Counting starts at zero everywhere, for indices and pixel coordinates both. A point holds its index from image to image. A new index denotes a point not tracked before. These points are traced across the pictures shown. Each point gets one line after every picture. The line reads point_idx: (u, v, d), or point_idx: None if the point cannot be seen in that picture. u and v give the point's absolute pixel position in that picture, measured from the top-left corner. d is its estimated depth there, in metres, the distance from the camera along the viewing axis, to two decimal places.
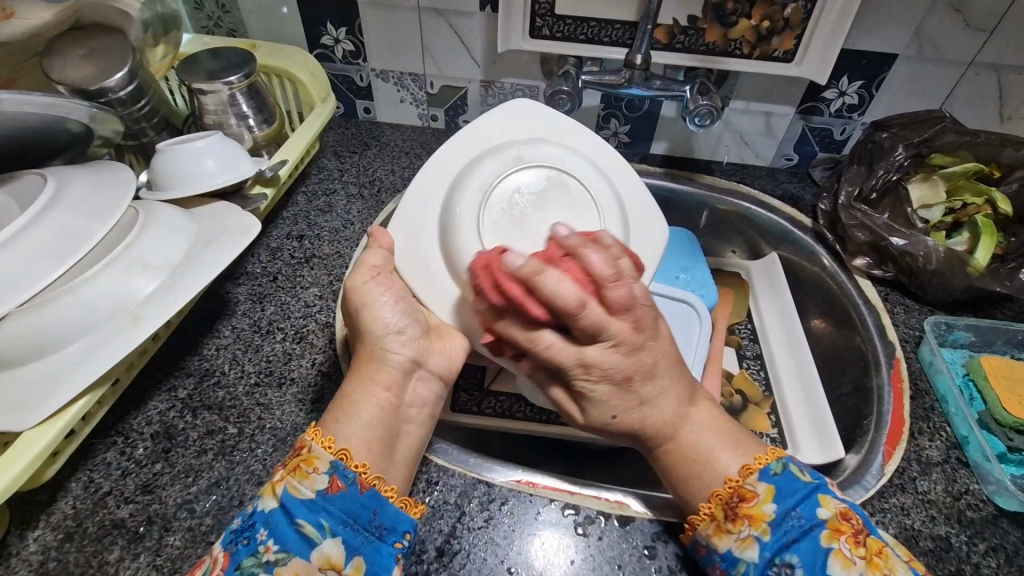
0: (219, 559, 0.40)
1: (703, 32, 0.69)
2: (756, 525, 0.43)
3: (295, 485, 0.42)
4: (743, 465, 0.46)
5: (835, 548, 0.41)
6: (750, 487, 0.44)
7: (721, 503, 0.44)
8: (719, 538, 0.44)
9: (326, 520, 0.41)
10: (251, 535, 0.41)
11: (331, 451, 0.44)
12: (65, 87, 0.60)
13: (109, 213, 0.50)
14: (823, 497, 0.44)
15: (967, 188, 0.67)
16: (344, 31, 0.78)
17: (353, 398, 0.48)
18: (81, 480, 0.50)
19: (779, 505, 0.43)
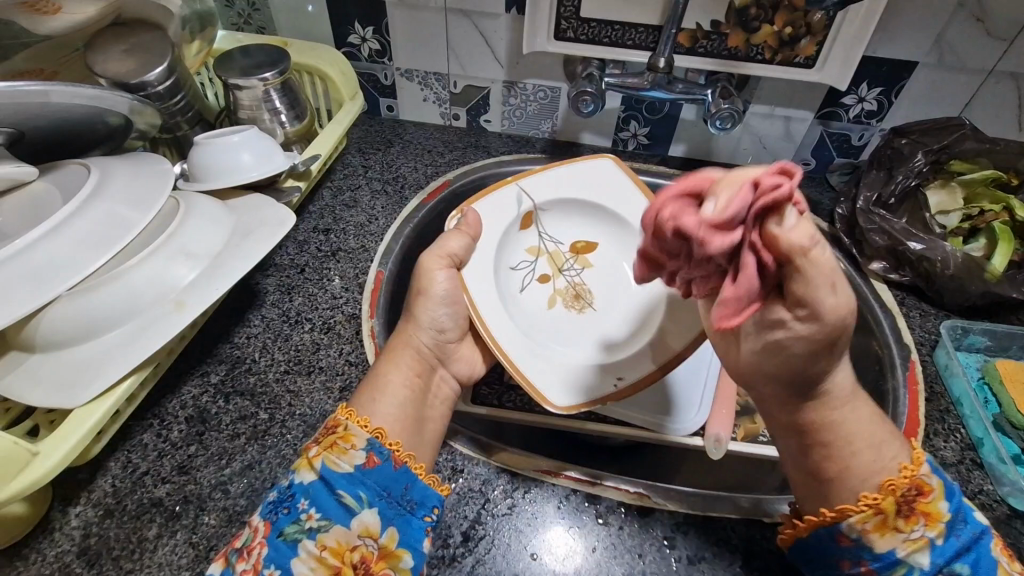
0: (259, 529, 0.42)
1: (726, 37, 0.71)
2: (932, 525, 0.42)
3: (333, 459, 0.44)
4: (912, 455, 0.44)
5: (999, 556, 0.42)
6: (926, 481, 0.43)
7: (897, 496, 0.42)
8: (883, 535, 0.42)
9: (363, 492, 0.43)
10: (291, 504, 0.43)
11: (367, 429, 0.46)
12: (107, 80, 0.62)
13: (151, 204, 0.51)
14: (972, 500, 0.44)
15: (985, 196, 0.68)
16: (371, 30, 0.80)
17: (387, 377, 0.52)
18: (120, 460, 0.52)
19: (951, 505, 0.42)
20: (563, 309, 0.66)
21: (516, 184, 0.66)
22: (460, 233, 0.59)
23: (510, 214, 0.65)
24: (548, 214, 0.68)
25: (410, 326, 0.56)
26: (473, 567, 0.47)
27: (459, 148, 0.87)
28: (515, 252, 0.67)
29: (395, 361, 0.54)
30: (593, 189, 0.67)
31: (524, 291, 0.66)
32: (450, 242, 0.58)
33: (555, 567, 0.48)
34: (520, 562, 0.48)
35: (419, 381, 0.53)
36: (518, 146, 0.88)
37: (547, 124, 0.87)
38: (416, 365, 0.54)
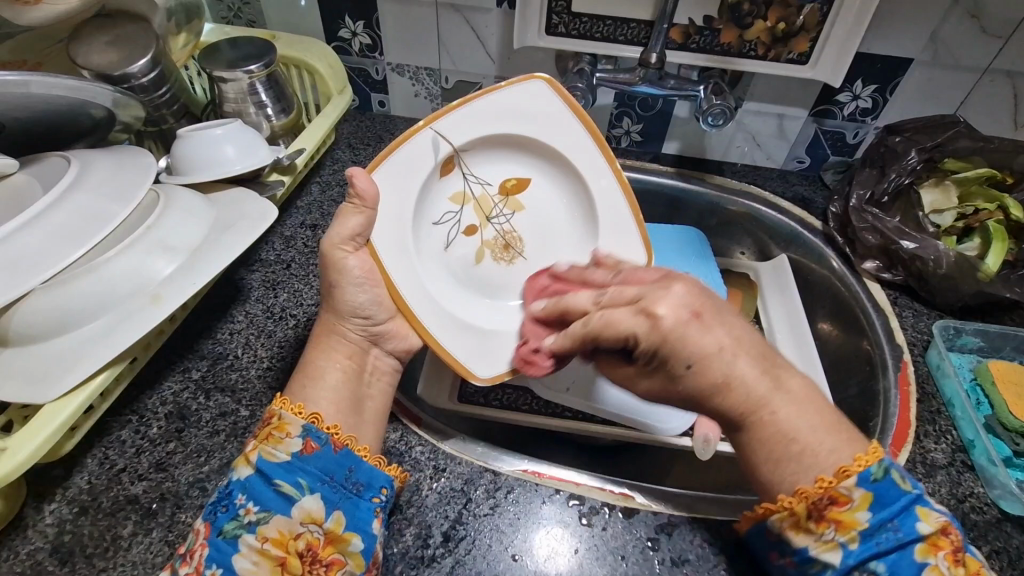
0: (200, 530, 0.42)
1: (719, 33, 0.70)
2: (844, 531, 0.40)
3: (269, 450, 0.44)
4: (840, 466, 0.41)
5: (931, 564, 0.38)
6: (844, 491, 0.40)
7: (805, 503, 0.41)
8: (796, 534, 0.42)
9: (303, 479, 0.44)
10: (229, 502, 0.43)
11: (302, 416, 0.46)
12: (90, 72, 0.61)
13: (130, 196, 0.51)
14: (923, 509, 0.40)
15: (978, 194, 0.67)
16: (361, 24, 0.79)
17: (318, 363, 0.51)
18: (97, 456, 0.51)
19: (875, 515, 0.40)
20: (491, 261, 0.64)
21: (430, 127, 0.55)
22: (357, 209, 0.50)
23: (427, 166, 0.56)
24: (469, 153, 0.60)
25: (330, 313, 0.53)
26: (453, 568, 0.47)
27: None
28: (438, 203, 0.61)
29: (325, 347, 0.53)
30: (519, 116, 0.58)
31: (450, 246, 0.62)
32: (349, 221, 0.51)
33: (536, 567, 0.47)
34: (501, 563, 0.47)
35: (354, 365, 0.52)
36: None
37: None
38: (349, 348, 0.53)
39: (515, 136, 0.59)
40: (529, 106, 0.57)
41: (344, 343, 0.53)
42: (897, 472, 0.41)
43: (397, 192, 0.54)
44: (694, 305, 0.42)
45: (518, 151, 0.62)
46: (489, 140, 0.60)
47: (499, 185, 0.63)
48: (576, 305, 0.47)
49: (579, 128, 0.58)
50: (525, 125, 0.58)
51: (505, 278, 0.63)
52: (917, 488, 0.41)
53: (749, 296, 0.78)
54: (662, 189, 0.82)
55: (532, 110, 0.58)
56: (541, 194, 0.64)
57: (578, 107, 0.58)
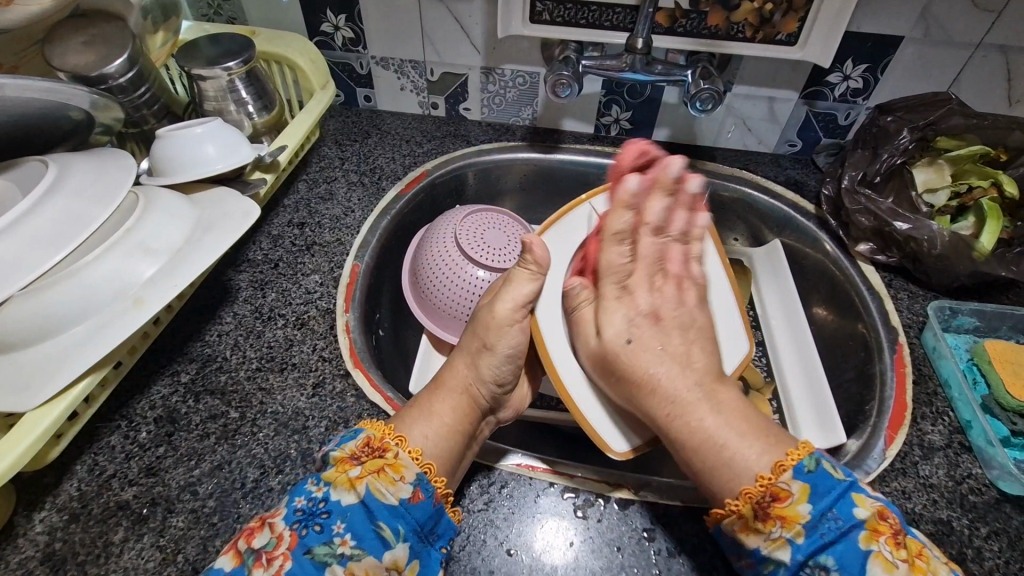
0: (285, 538, 0.42)
1: (706, 15, 0.69)
2: (790, 526, 0.41)
3: (379, 487, 0.43)
4: (775, 462, 0.43)
5: (874, 550, 0.40)
6: (783, 486, 0.42)
7: (750, 502, 0.42)
8: (747, 535, 0.43)
9: (401, 526, 0.43)
10: (324, 522, 0.42)
11: (418, 463, 0.45)
12: (65, 73, 0.60)
13: (111, 199, 0.50)
14: (858, 495, 0.42)
15: (972, 171, 0.66)
16: (343, 18, 0.78)
17: (434, 407, 0.51)
18: (86, 463, 0.51)
19: (817, 505, 0.41)
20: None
21: (590, 202, 0.62)
22: (529, 273, 0.53)
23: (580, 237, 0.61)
24: None
25: (472, 375, 0.54)
26: (447, 565, 0.46)
27: (438, 138, 0.85)
28: None
29: (451, 403, 0.52)
30: None
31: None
32: (521, 285, 0.53)
33: (532, 561, 0.47)
34: (496, 558, 0.47)
35: (471, 427, 0.51)
36: (499, 134, 0.86)
37: (528, 111, 0.85)
38: (472, 415, 0.52)
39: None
40: None
41: (465, 401, 0.52)
42: (828, 463, 0.43)
43: (559, 249, 0.60)
44: (659, 308, 0.53)
45: None
46: None
47: None
48: (647, 213, 0.54)
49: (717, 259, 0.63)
50: None
51: None
52: (850, 476, 0.43)
53: (743, 283, 0.78)
54: None
55: None
56: None
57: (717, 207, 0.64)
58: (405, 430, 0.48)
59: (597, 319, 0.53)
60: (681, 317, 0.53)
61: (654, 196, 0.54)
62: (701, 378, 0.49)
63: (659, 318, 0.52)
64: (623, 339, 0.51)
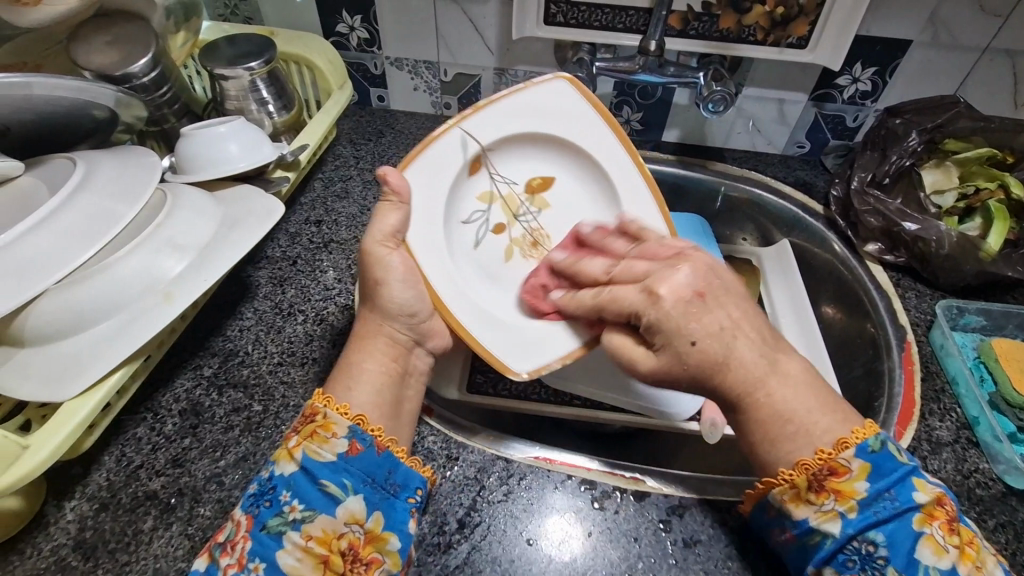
0: (242, 522, 0.43)
1: (717, 19, 0.70)
2: (843, 501, 0.42)
3: (314, 449, 0.44)
4: (838, 438, 0.43)
5: (926, 533, 0.40)
6: (843, 463, 0.42)
7: (807, 473, 0.42)
8: (796, 506, 0.43)
9: (348, 480, 0.44)
10: (273, 497, 0.43)
11: (348, 417, 0.46)
12: (91, 73, 0.61)
13: (138, 196, 0.51)
14: (918, 480, 0.42)
15: (980, 174, 0.67)
16: (359, 18, 0.79)
17: (360, 364, 0.50)
18: (113, 454, 0.52)
19: (874, 484, 0.42)
20: (521, 259, 0.62)
21: (459, 126, 0.57)
22: (393, 205, 0.51)
23: (456, 164, 0.56)
24: (496, 154, 0.60)
25: (376, 314, 0.52)
26: (469, 554, 0.47)
27: None
28: (467, 202, 0.60)
29: (368, 348, 0.52)
30: (545, 111, 0.59)
31: (479, 246, 0.61)
32: (387, 217, 0.51)
33: (551, 552, 0.48)
34: (517, 548, 0.48)
35: (395, 366, 0.52)
36: None
37: None
38: (390, 352, 0.52)
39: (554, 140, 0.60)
40: (550, 104, 0.59)
41: (385, 344, 0.52)
42: (893, 446, 0.43)
43: (430, 185, 0.55)
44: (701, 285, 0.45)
45: (541, 151, 0.62)
46: (515, 140, 0.60)
47: (525, 184, 0.63)
48: (589, 272, 0.53)
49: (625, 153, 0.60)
50: (550, 119, 0.59)
51: None
52: (913, 461, 0.43)
53: (754, 281, 0.78)
54: (662, 177, 0.82)
55: (552, 106, 0.59)
56: (568, 194, 0.64)
57: (599, 103, 0.59)
58: (332, 391, 0.49)
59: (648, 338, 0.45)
60: (727, 291, 0.46)
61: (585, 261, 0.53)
62: (762, 349, 0.45)
63: (703, 296, 0.45)
64: (686, 340, 0.44)
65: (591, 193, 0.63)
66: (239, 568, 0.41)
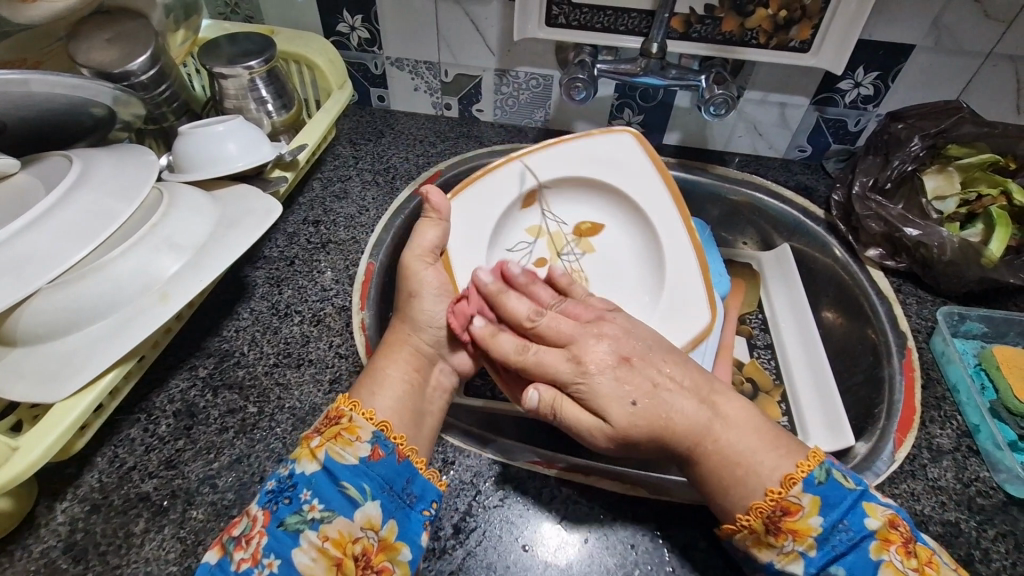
0: (259, 517, 0.43)
1: (720, 21, 0.69)
2: (801, 539, 0.43)
3: (337, 450, 0.45)
4: (785, 475, 0.44)
5: (885, 560, 0.42)
6: (794, 499, 0.44)
7: (762, 517, 0.44)
8: (759, 550, 0.44)
9: (366, 484, 0.45)
10: (292, 495, 0.44)
11: (372, 422, 0.48)
12: (90, 70, 0.61)
13: (134, 194, 0.50)
14: (868, 505, 0.44)
15: (982, 179, 0.67)
16: (360, 18, 0.79)
17: (387, 370, 0.53)
18: (107, 455, 0.51)
19: (828, 517, 0.43)
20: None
21: (521, 161, 0.68)
22: (431, 221, 0.59)
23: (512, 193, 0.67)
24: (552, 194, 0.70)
25: (407, 326, 0.56)
26: (464, 560, 0.47)
27: (451, 138, 0.86)
28: (515, 232, 0.69)
29: (392, 356, 0.54)
30: (605, 161, 0.68)
31: None
32: (426, 233, 0.59)
33: (546, 557, 0.47)
34: (513, 554, 0.47)
35: (418, 376, 0.54)
36: (511, 136, 0.87)
37: (541, 113, 0.86)
38: (413, 361, 0.55)
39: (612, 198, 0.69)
40: (614, 153, 0.68)
41: (410, 356, 0.55)
42: (839, 472, 0.45)
43: (481, 205, 0.65)
44: (623, 350, 0.50)
45: (598, 200, 0.70)
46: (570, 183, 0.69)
47: (574, 228, 0.71)
48: (515, 311, 0.54)
49: (665, 197, 0.67)
50: (608, 167, 0.68)
51: None
52: (860, 485, 0.45)
53: (752, 287, 0.80)
54: None
55: (613, 156, 0.68)
56: (612, 242, 0.71)
57: (659, 161, 0.68)
58: (358, 396, 0.51)
59: (587, 402, 0.48)
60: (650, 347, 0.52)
61: (506, 297, 0.54)
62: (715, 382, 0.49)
63: (630, 360, 0.50)
64: (627, 403, 0.47)
65: (636, 247, 0.69)
66: (252, 564, 0.41)
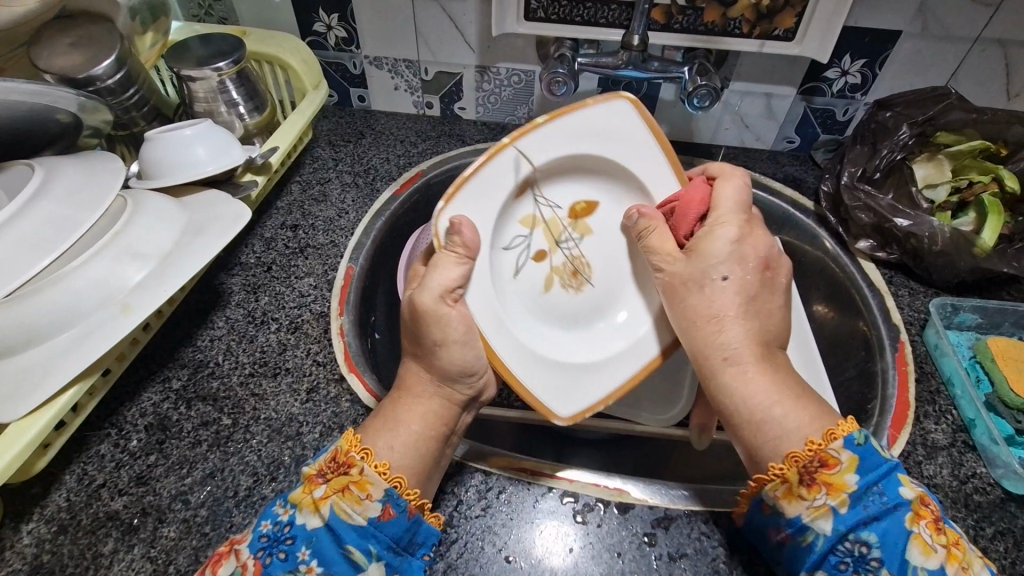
0: (249, 565, 0.39)
1: (702, 12, 0.68)
2: (835, 494, 0.40)
3: (344, 508, 0.41)
4: (825, 429, 0.42)
5: (915, 531, 0.39)
6: (833, 453, 0.41)
7: (797, 466, 0.41)
8: (789, 502, 0.41)
9: (373, 546, 0.41)
10: (290, 549, 0.40)
11: (387, 478, 0.42)
12: (52, 76, 0.59)
13: (99, 203, 0.49)
14: (904, 476, 0.41)
15: (972, 167, 0.66)
16: (336, 17, 0.77)
17: (397, 414, 0.47)
18: (75, 472, 0.50)
19: (863, 478, 0.40)
20: (560, 291, 0.58)
21: (513, 145, 0.53)
22: (457, 258, 0.48)
23: (505, 189, 0.53)
24: (543, 177, 0.56)
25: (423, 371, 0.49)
26: (445, 573, 0.45)
27: (432, 137, 0.84)
28: (510, 227, 0.57)
29: (417, 409, 0.48)
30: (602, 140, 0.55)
31: (519, 273, 0.57)
32: (446, 270, 0.48)
33: (530, 568, 0.46)
34: (496, 566, 0.46)
35: (443, 428, 0.48)
36: (494, 134, 0.85)
37: (524, 110, 0.84)
38: (440, 413, 0.48)
39: (614, 160, 0.55)
40: (618, 126, 0.54)
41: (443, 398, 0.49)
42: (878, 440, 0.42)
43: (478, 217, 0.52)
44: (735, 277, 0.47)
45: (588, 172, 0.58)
46: (561, 163, 0.56)
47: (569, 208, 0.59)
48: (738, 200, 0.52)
49: (658, 150, 0.55)
50: (603, 143, 0.54)
51: (577, 309, 0.58)
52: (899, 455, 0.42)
53: None
54: None
55: (619, 129, 0.54)
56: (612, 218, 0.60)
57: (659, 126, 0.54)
58: (371, 442, 0.45)
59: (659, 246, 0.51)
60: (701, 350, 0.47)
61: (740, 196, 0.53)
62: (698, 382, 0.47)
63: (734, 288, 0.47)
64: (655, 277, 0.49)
65: None
66: None
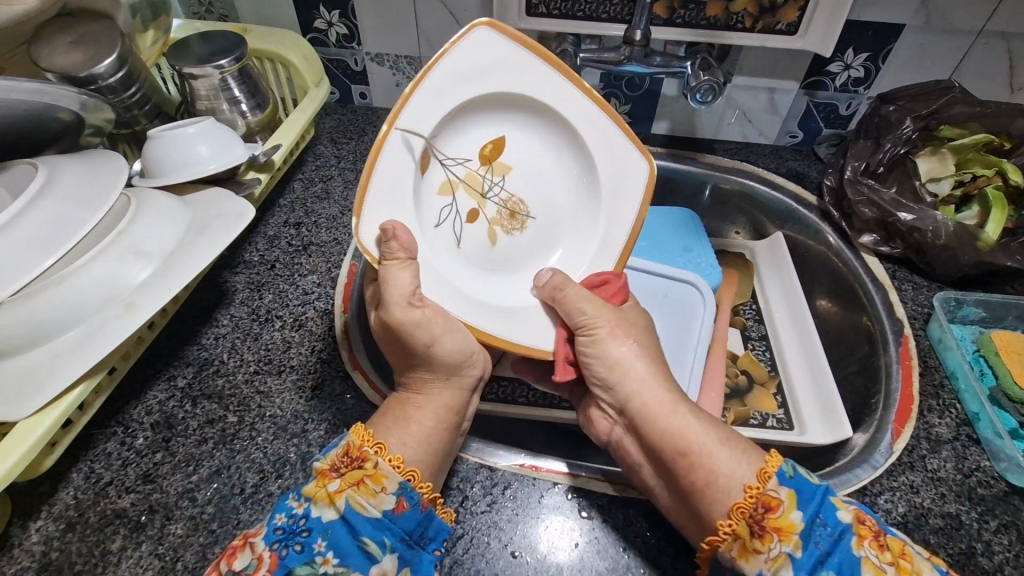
0: (265, 559, 0.39)
1: (703, 6, 0.67)
2: (786, 538, 0.40)
3: (360, 501, 0.41)
4: (759, 468, 0.43)
5: (863, 556, 0.39)
6: (772, 493, 0.41)
7: (744, 517, 0.41)
8: (747, 560, 0.41)
9: (388, 538, 0.41)
10: (306, 542, 0.40)
11: (400, 471, 0.43)
12: (54, 74, 0.59)
13: (101, 202, 0.49)
14: (836, 499, 0.42)
15: (976, 161, 0.65)
16: (337, 14, 0.77)
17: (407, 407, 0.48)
18: (82, 470, 0.50)
19: (806, 512, 0.41)
20: (505, 237, 0.59)
21: (395, 128, 0.47)
22: (404, 262, 0.46)
23: (410, 172, 0.49)
24: (437, 140, 0.52)
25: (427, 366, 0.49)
26: (451, 568, 0.46)
27: None
28: (430, 204, 0.54)
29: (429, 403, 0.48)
30: (486, 83, 0.50)
31: (460, 241, 0.56)
32: (396, 278, 0.46)
33: (536, 563, 0.46)
34: (502, 561, 0.46)
35: (456, 419, 0.49)
36: None
37: None
38: (453, 403, 0.49)
39: (495, 93, 0.52)
40: (480, 61, 0.49)
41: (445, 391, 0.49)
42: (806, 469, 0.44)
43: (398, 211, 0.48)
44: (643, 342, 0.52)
45: (479, 114, 0.54)
46: (448, 120, 0.52)
47: (478, 156, 0.57)
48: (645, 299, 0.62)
49: (539, 62, 0.52)
50: (482, 83, 0.50)
51: (524, 246, 0.60)
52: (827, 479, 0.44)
53: (745, 277, 0.79)
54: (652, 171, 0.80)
55: (487, 64, 0.50)
56: (523, 149, 0.58)
57: (526, 38, 0.50)
58: (384, 437, 0.45)
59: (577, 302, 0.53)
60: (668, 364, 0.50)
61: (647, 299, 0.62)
62: None
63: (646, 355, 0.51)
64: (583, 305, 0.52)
65: (546, 144, 0.58)
66: None
